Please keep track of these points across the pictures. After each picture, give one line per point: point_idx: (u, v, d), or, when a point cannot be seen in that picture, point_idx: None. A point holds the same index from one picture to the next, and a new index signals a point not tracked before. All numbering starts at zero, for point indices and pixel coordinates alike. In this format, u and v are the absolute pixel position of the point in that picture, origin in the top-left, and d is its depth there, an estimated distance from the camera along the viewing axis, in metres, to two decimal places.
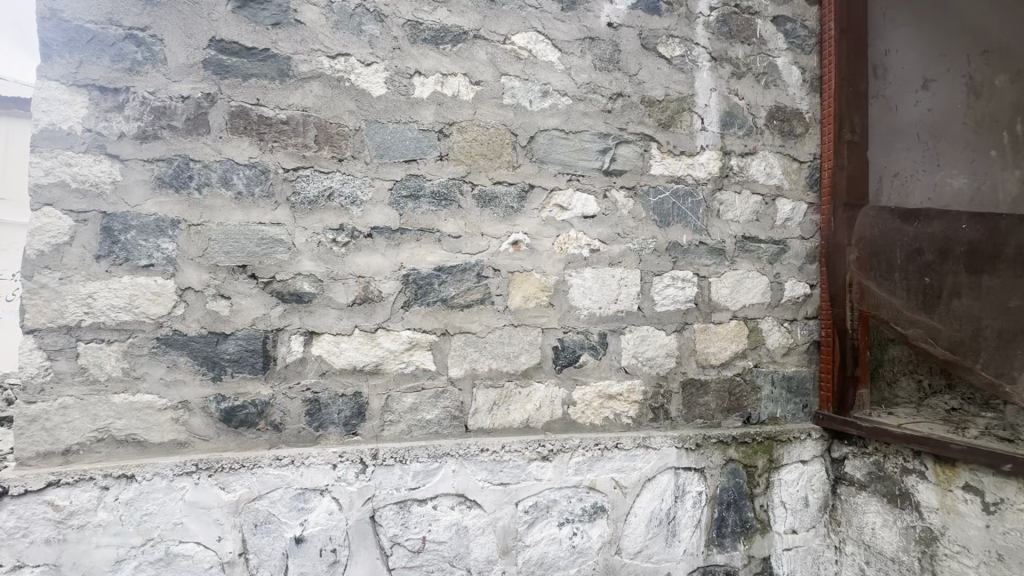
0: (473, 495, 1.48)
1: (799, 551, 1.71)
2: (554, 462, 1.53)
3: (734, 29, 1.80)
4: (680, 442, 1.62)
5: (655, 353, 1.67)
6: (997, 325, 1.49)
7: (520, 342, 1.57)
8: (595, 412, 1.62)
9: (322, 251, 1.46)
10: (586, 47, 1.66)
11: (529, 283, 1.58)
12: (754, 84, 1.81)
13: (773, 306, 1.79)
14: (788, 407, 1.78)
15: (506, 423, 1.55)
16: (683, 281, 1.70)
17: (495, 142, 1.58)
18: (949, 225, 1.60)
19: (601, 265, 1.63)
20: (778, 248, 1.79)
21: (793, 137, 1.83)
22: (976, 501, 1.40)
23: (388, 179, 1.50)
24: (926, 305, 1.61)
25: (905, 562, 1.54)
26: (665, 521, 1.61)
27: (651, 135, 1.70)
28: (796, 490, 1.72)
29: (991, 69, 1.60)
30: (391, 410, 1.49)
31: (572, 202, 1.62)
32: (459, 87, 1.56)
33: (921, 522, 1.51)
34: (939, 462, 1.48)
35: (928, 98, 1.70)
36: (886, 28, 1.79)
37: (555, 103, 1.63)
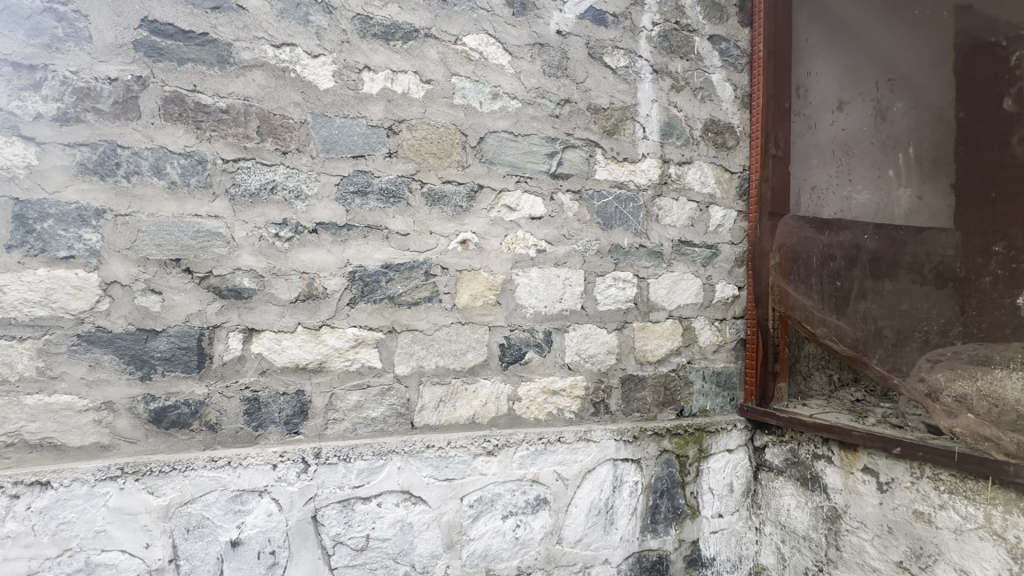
0: (418, 491, 1.49)
1: (724, 533, 1.85)
2: (499, 457, 1.57)
3: (674, 44, 1.91)
4: (619, 434, 1.71)
5: (597, 350, 1.75)
6: (893, 326, 1.62)
7: (466, 340, 1.59)
8: (539, 407, 1.67)
9: (264, 246, 1.42)
10: (535, 52, 1.71)
11: (476, 281, 1.61)
12: (692, 97, 1.93)
13: (705, 307, 1.92)
14: (717, 400, 1.92)
15: (452, 419, 1.58)
16: (624, 282, 1.79)
17: (445, 141, 1.59)
18: (856, 235, 1.74)
19: (547, 265, 1.69)
20: (709, 252, 1.92)
21: (725, 150, 1.97)
22: (872, 481, 1.56)
23: (335, 174, 1.48)
24: (837, 307, 1.76)
25: (814, 539, 1.70)
26: (604, 510, 1.69)
27: (596, 141, 1.77)
28: (723, 476, 1.85)
29: (895, 94, 1.68)
30: (335, 409, 1.47)
31: (520, 204, 1.66)
32: (409, 85, 1.56)
33: (828, 502, 1.67)
34: (843, 447, 1.64)
35: (842, 118, 1.83)
36: (808, 54, 1.96)
37: (505, 106, 1.66)
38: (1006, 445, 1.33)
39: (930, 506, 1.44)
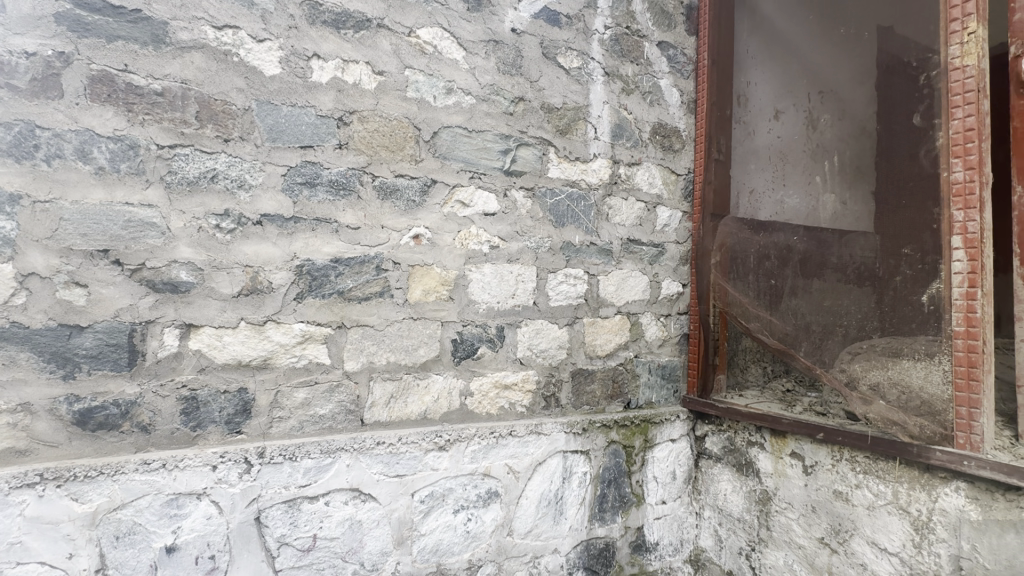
0: (368, 488, 1.48)
1: (666, 518, 1.95)
2: (450, 452, 1.58)
3: (625, 48, 1.97)
4: (569, 427, 1.76)
5: (548, 345, 1.78)
6: (819, 321, 1.71)
7: (418, 335, 1.58)
8: (491, 402, 1.69)
9: (203, 238, 1.35)
10: (490, 49, 1.71)
11: (429, 276, 1.60)
12: (641, 101, 1.99)
13: (652, 303, 2.00)
14: (662, 392, 2.01)
15: (403, 415, 1.56)
16: (575, 279, 1.83)
17: (397, 134, 1.57)
18: (788, 236, 1.85)
19: (499, 261, 1.70)
20: (656, 251, 2.01)
21: (671, 153, 2.06)
22: (799, 465, 1.67)
23: (282, 164, 1.44)
24: (771, 304, 1.86)
25: (748, 520, 1.82)
26: (553, 500, 1.73)
27: (549, 140, 1.80)
28: (666, 465, 1.95)
29: (824, 106, 1.82)
30: (281, 407, 1.43)
31: (473, 199, 1.67)
32: (361, 76, 1.53)
33: (760, 485, 1.79)
34: (773, 434, 1.75)
35: (778, 127, 1.96)
36: (749, 65, 2.08)
37: (459, 101, 1.66)
38: (910, 428, 1.42)
39: (848, 485, 1.55)
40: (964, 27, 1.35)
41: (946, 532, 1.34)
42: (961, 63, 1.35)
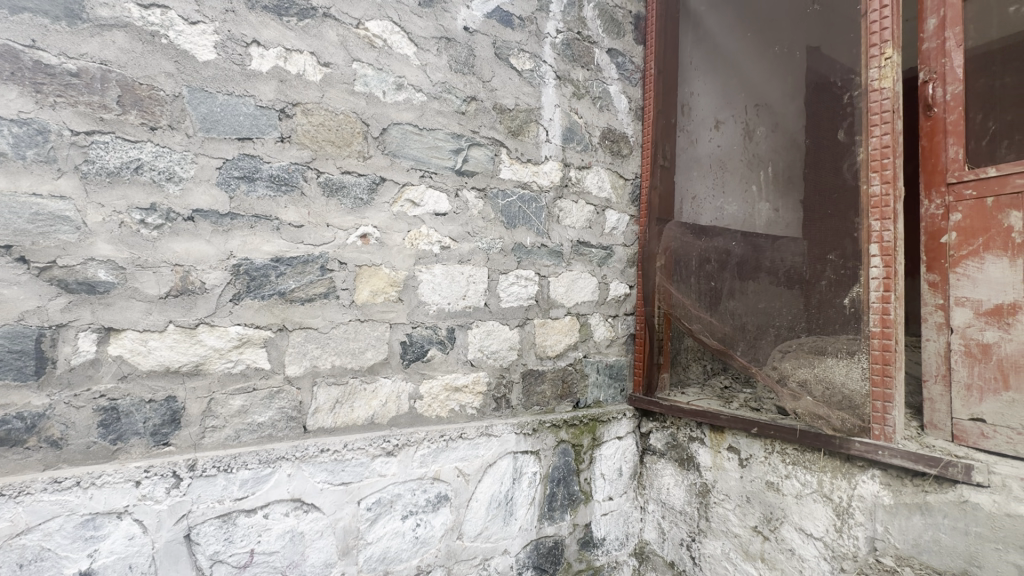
0: (311, 498, 1.41)
1: (613, 514, 2.00)
2: (399, 457, 1.54)
3: (576, 53, 2.00)
4: (519, 428, 1.77)
5: (499, 347, 1.78)
6: (753, 321, 1.82)
7: (366, 338, 1.53)
8: (441, 404, 1.66)
9: (126, 234, 1.24)
10: (441, 46, 1.68)
11: (377, 277, 1.55)
12: (591, 106, 2.03)
13: (600, 304, 2.05)
14: (609, 391, 2.06)
15: (349, 421, 1.50)
16: (526, 280, 1.84)
17: (344, 129, 1.51)
18: (727, 241, 1.94)
19: (450, 262, 1.68)
20: (604, 253, 2.06)
21: (620, 158, 2.12)
22: (735, 458, 1.76)
23: (217, 156, 1.35)
24: (710, 306, 1.95)
25: (689, 512, 1.90)
26: (503, 502, 1.73)
27: (501, 141, 1.80)
28: (613, 462, 2.00)
29: (759, 118, 1.92)
30: (215, 415, 1.34)
31: (424, 199, 1.64)
32: (305, 66, 1.46)
33: (700, 478, 1.87)
34: (712, 429, 1.84)
35: (718, 136, 2.05)
36: (692, 76, 2.16)
37: (410, 98, 1.63)
38: (834, 422, 1.52)
39: (778, 476, 1.64)
40: (882, 52, 1.46)
41: (864, 516, 1.44)
42: (879, 85, 1.46)
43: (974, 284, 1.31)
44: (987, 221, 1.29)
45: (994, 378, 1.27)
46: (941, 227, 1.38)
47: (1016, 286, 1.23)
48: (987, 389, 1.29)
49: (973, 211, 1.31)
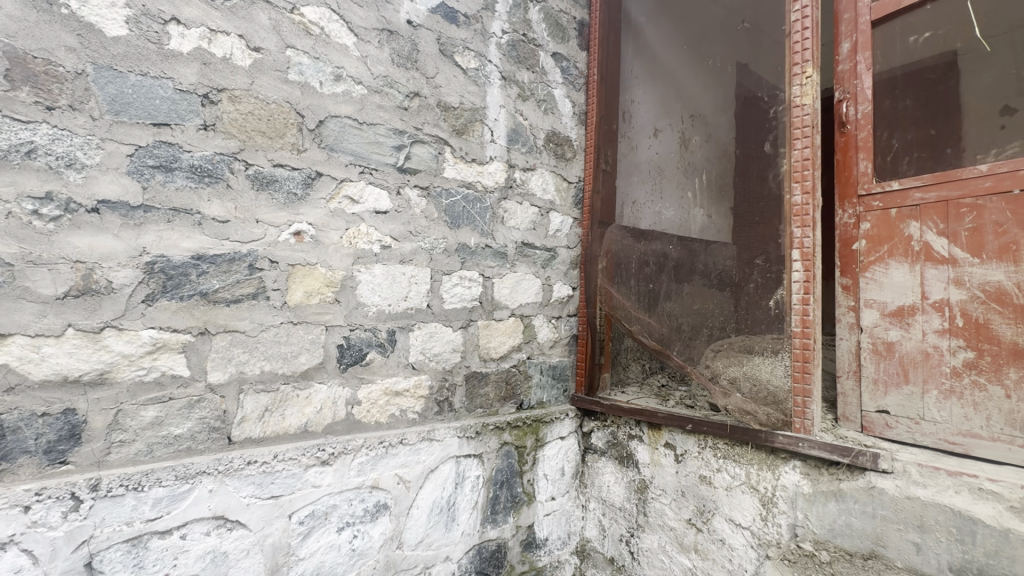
0: (235, 515, 1.31)
1: (555, 513, 2.02)
2: (335, 466, 1.47)
3: (521, 55, 2.00)
4: (462, 431, 1.74)
5: (442, 349, 1.74)
6: (688, 321, 1.89)
7: (299, 341, 1.45)
8: (380, 410, 1.60)
9: (14, 226, 1.10)
10: (383, 38, 1.63)
11: (312, 277, 1.47)
12: (536, 108, 2.04)
13: (544, 305, 2.06)
14: (552, 392, 2.08)
15: (280, 430, 1.41)
16: (470, 281, 1.82)
17: (276, 119, 1.42)
18: (664, 245, 2.02)
19: (391, 262, 1.63)
20: (548, 255, 2.08)
21: (563, 161, 2.14)
22: (671, 454, 1.83)
23: (128, 142, 1.22)
24: (649, 307, 2.02)
25: (628, 508, 1.96)
26: (445, 508, 1.69)
27: (445, 139, 1.76)
28: (555, 462, 2.02)
29: (695, 129, 2.01)
30: (123, 428, 1.21)
31: (363, 196, 1.57)
32: (232, 49, 1.36)
33: (638, 474, 1.93)
34: (650, 427, 1.90)
35: (657, 144, 2.13)
36: (633, 85, 2.24)
37: (349, 90, 1.56)
38: (761, 417, 1.60)
39: (710, 469, 1.71)
40: (803, 71, 1.57)
41: (786, 504, 1.51)
42: (800, 102, 1.57)
43: (880, 287, 1.43)
44: (891, 230, 1.42)
45: (896, 373, 1.40)
46: (852, 235, 1.50)
47: (915, 289, 1.36)
48: (890, 383, 1.41)
49: (880, 220, 1.44)
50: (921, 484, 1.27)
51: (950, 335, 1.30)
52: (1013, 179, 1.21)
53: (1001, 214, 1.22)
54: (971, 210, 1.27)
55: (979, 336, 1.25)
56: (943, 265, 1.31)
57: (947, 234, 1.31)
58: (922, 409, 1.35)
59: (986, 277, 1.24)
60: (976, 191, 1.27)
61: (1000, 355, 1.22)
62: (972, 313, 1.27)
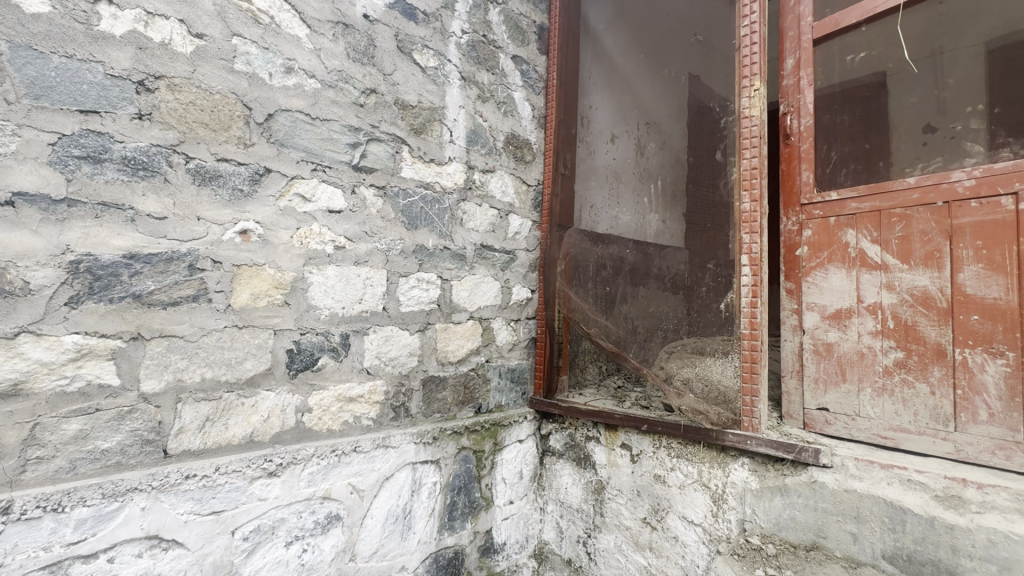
0: (171, 534, 1.22)
1: (513, 517, 2.02)
2: (283, 477, 1.39)
3: (481, 56, 1.99)
4: (418, 437, 1.70)
5: (398, 353, 1.70)
6: (643, 324, 1.94)
7: (245, 346, 1.37)
8: (333, 417, 1.53)
9: None
10: (338, 31, 1.57)
11: (259, 278, 1.40)
12: (495, 110, 2.03)
13: (503, 308, 2.05)
14: (511, 395, 2.08)
15: (222, 441, 1.33)
16: (428, 283, 1.78)
17: (221, 111, 1.34)
18: (621, 248, 2.06)
19: (345, 263, 1.57)
20: (507, 257, 2.07)
21: (522, 163, 2.14)
22: (627, 454, 1.86)
23: (50, 130, 1.11)
24: (606, 309, 2.05)
25: (585, 509, 1.98)
26: (401, 516, 1.65)
27: (402, 138, 1.72)
28: (513, 465, 2.02)
29: (650, 136, 2.02)
30: (41, 444, 1.09)
31: (316, 194, 1.51)
32: (172, 35, 1.27)
33: (595, 475, 1.95)
34: (607, 428, 1.93)
35: (613, 149, 2.14)
36: (591, 90, 2.26)
37: (301, 84, 1.49)
38: (712, 416, 1.65)
39: (664, 468, 1.75)
40: (751, 84, 1.63)
41: (735, 500, 1.57)
42: (749, 113, 1.63)
43: (821, 291, 1.51)
44: (830, 238, 1.50)
45: (835, 372, 1.48)
46: (796, 242, 1.58)
47: (852, 293, 1.45)
48: (830, 382, 1.49)
49: (820, 228, 1.52)
50: (858, 477, 1.35)
51: (883, 336, 1.39)
52: (937, 192, 1.31)
53: (927, 224, 1.32)
54: (901, 220, 1.37)
55: (908, 337, 1.34)
56: (877, 271, 1.40)
57: (880, 242, 1.40)
58: (858, 406, 1.43)
59: (914, 282, 1.33)
60: (905, 202, 1.36)
61: (926, 354, 1.32)
62: (902, 315, 1.36)
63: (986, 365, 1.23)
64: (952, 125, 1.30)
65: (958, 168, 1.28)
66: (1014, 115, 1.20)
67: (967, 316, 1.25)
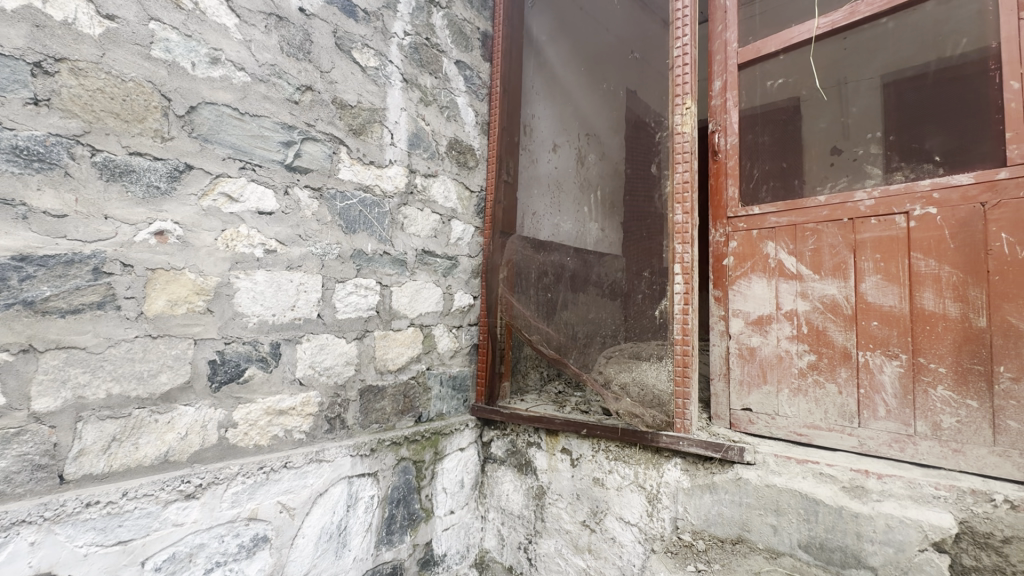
0: (67, 570, 1.09)
1: (454, 527, 1.99)
2: (203, 499, 1.29)
3: (423, 59, 1.96)
4: (355, 449, 1.63)
5: (334, 362, 1.62)
6: (582, 329, 2.01)
7: (160, 357, 1.26)
8: (261, 432, 1.44)
9: None
10: (271, 23, 1.49)
11: (178, 284, 1.29)
12: (438, 114, 2.01)
13: (445, 314, 2.03)
14: (452, 403, 2.05)
15: (131, 463, 1.20)
16: (366, 289, 1.72)
17: (135, 101, 1.23)
18: (562, 257, 2.13)
19: (276, 268, 1.48)
20: (449, 263, 2.05)
21: (465, 169, 2.13)
22: (567, 459, 1.89)
23: None
24: (547, 316, 2.08)
25: (526, 515, 1.98)
26: (336, 534, 1.57)
27: (340, 138, 1.66)
28: (454, 474, 1.99)
29: (589, 147, 2.15)
30: None
31: (244, 194, 1.42)
32: (77, 13, 1.15)
33: (536, 481, 1.96)
34: (548, 433, 1.95)
35: (555, 158, 2.23)
36: (534, 99, 2.30)
37: (228, 76, 1.40)
38: (647, 419, 1.70)
39: (603, 471, 1.79)
40: (683, 102, 1.69)
41: (669, 499, 1.63)
42: (681, 129, 1.68)
43: (744, 298, 1.62)
44: (753, 249, 1.61)
45: (757, 374, 1.59)
46: (723, 252, 1.68)
47: (771, 301, 1.56)
48: (752, 384, 1.60)
49: (744, 240, 1.63)
50: (777, 472, 1.45)
51: (798, 341, 1.51)
52: (843, 210, 1.44)
53: (834, 238, 1.45)
54: (813, 234, 1.49)
55: (819, 341, 1.47)
56: (794, 280, 1.52)
57: (796, 253, 1.52)
58: (777, 406, 1.55)
59: (824, 291, 1.46)
60: (817, 218, 1.49)
61: (835, 357, 1.44)
62: (814, 321, 1.48)
63: (884, 366, 1.36)
64: (855, 149, 1.45)
65: (861, 189, 1.42)
66: (905, 143, 1.36)
67: (868, 322, 1.38)
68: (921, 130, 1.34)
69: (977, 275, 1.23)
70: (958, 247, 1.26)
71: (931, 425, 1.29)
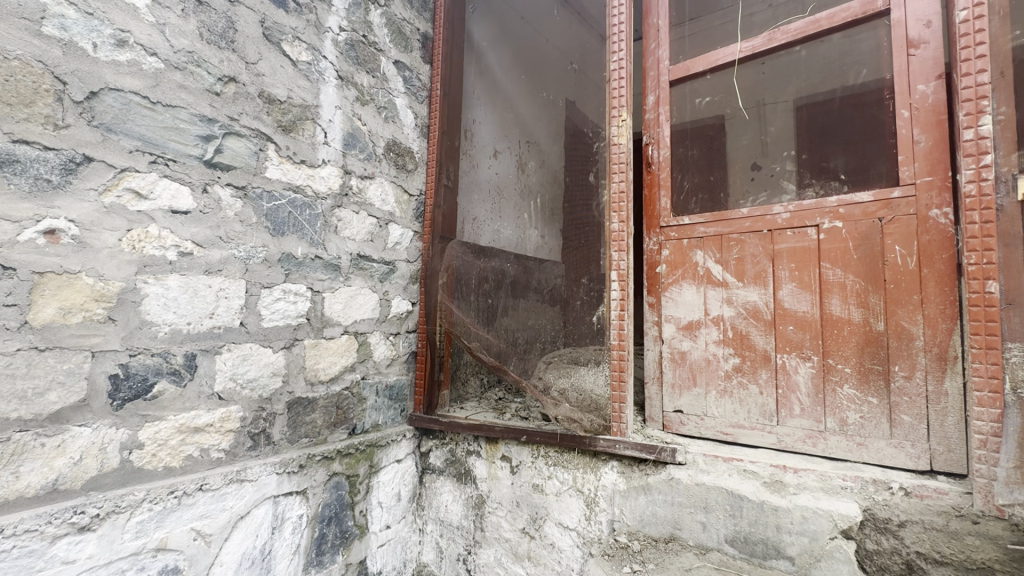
0: None
1: (390, 543, 1.91)
2: (100, 531, 1.15)
3: (360, 56, 1.89)
4: (281, 467, 1.52)
5: (258, 373, 1.51)
6: (522, 335, 2.03)
7: (48, 373, 1.11)
8: (172, 452, 1.31)
9: None
10: (189, 7, 1.38)
11: (73, 289, 1.15)
12: (375, 114, 1.95)
13: (381, 321, 1.96)
14: (389, 413, 1.98)
15: (10, 495, 1.05)
16: (295, 296, 1.62)
17: (20, 81, 1.08)
18: (502, 263, 2.13)
19: (192, 272, 1.36)
20: (386, 268, 1.98)
21: (404, 172, 2.08)
22: (507, 466, 1.88)
23: None
24: (487, 322, 2.06)
25: (465, 525, 1.95)
26: (258, 559, 1.45)
27: (267, 135, 1.56)
28: (391, 487, 1.92)
29: (529, 152, 2.18)
30: None
31: (155, 191, 1.29)
32: None
33: (476, 490, 1.94)
34: (488, 441, 1.93)
35: (496, 164, 2.26)
36: (473, 104, 2.31)
37: (138, 61, 1.27)
38: (585, 424, 1.72)
39: (542, 477, 1.80)
40: (619, 114, 1.74)
41: (605, 502, 1.66)
42: (617, 140, 1.73)
43: (676, 304, 1.69)
44: (683, 257, 1.69)
45: (687, 377, 1.66)
46: (657, 259, 1.75)
47: (700, 307, 1.64)
48: (684, 386, 1.67)
49: (676, 248, 1.70)
50: (705, 471, 1.52)
51: (724, 345, 1.59)
52: (764, 222, 1.54)
53: (756, 248, 1.55)
54: (737, 244, 1.58)
55: (742, 345, 1.56)
56: (721, 287, 1.60)
57: (722, 262, 1.61)
58: (706, 407, 1.62)
59: (747, 297, 1.55)
60: (740, 229, 1.58)
61: (756, 359, 1.54)
62: (738, 326, 1.57)
63: (799, 367, 1.47)
64: (773, 166, 1.55)
65: (778, 203, 1.53)
66: (816, 161, 1.47)
67: (785, 326, 1.49)
68: (829, 150, 1.46)
69: (875, 284, 1.35)
70: (861, 257, 1.38)
71: (839, 420, 1.40)
